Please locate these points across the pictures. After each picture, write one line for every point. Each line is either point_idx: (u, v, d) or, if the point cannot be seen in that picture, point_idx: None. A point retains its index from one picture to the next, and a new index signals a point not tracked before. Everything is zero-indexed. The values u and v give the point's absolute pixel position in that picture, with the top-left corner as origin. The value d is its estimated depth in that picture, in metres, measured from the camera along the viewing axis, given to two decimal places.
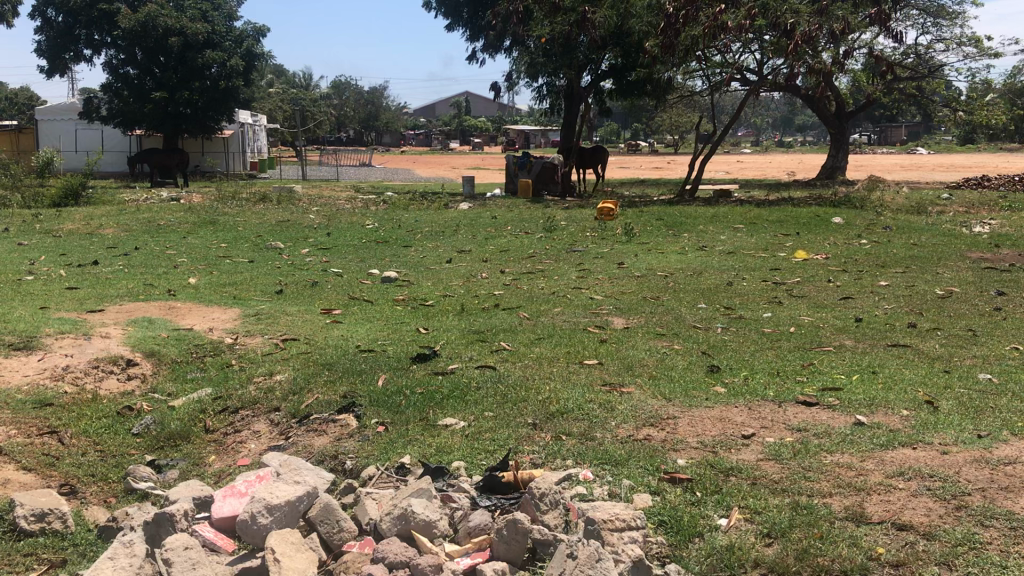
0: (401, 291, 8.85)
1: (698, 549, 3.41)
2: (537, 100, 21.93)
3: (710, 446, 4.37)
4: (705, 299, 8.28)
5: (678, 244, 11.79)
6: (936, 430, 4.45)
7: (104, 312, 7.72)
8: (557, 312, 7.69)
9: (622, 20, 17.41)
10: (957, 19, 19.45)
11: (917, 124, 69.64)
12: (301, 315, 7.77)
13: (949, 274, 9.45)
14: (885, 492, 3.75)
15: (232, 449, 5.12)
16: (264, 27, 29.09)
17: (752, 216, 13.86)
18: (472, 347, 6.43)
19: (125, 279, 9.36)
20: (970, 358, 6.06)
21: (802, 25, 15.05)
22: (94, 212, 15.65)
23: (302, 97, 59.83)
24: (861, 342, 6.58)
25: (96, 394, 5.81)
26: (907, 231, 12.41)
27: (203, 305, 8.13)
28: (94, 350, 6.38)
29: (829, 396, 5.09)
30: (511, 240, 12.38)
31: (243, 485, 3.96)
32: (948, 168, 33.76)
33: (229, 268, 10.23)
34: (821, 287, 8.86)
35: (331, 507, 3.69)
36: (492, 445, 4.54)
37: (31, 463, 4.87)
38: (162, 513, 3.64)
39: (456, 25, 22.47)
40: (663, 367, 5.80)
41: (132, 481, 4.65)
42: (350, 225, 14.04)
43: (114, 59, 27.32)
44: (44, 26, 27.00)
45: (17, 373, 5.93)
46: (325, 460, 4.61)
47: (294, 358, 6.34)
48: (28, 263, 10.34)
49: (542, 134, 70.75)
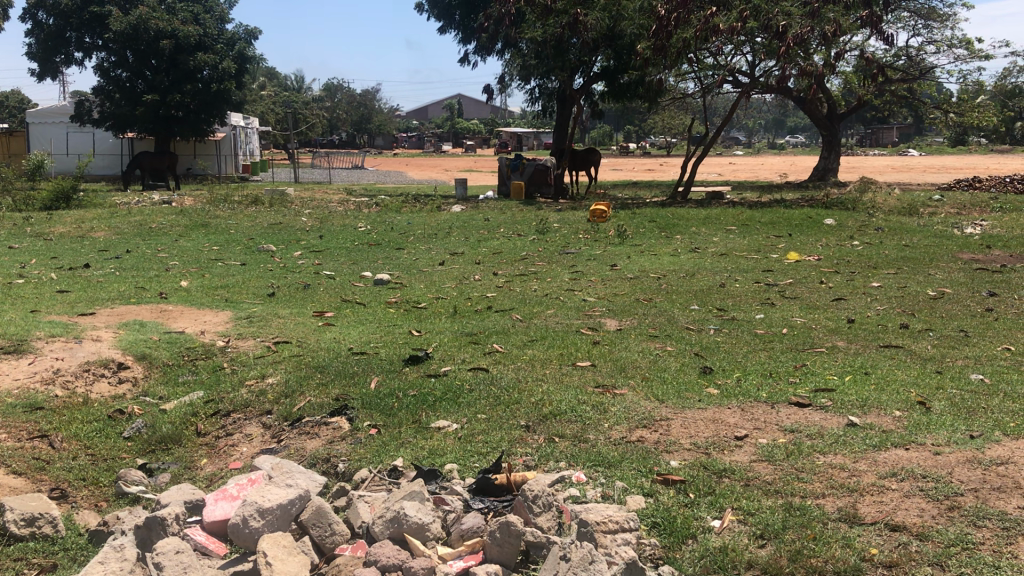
0: (394, 293, 8.84)
1: (693, 550, 3.41)
2: (529, 102, 21.89)
3: (702, 447, 4.38)
4: (698, 300, 8.31)
5: (671, 246, 11.81)
6: (929, 431, 4.46)
7: (96, 316, 7.67)
8: (549, 314, 7.70)
9: (614, 22, 17.47)
10: (948, 21, 19.55)
11: (908, 126, 70.06)
12: (294, 318, 7.74)
13: (940, 275, 9.51)
14: (879, 493, 3.76)
15: (224, 452, 5.10)
16: (256, 30, 29.10)
17: (744, 218, 13.90)
18: (464, 349, 6.44)
19: (116, 282, 9.31)
20: (963, 359, 6.08)
21: (794, 27, 15.12)
22: (85, 215, 15.59)
23: (294, 99, 59.84)
24: (854, 342, 6.60)
25: (86, 398, 5.78)
26: (898, 232, 12.49)
27: (195, 309, 8.07)
28: (84, 353, 6.33)
29: (822, 397, 5.11)
30: (504, 242, 12.37)
31: (234, 489, 3.94)
32: (940, 167, 35.22)
33: (221, 271, 10.21)
34: (813, 287, 8.90)
35: (323, 510, 3.66)
36: (485, 447, 4.54)
37: (21, 467, 4.83)
38: (153, 517, 3.63)
39: (448, 28, 22.48)
40: (656, 369, 5.80)
41: (124, 485, 4.62)
42: (342, 228, 14.02)
43: (105, 62, 27.12)
44: (35, 28, 26.82)
45: (7, 376, 5.89)
46: (317, 463, 4.59)
47: (285, 362, 6.31)
48: (20, 267, 10.26)
49: (535, 136, 70.94)
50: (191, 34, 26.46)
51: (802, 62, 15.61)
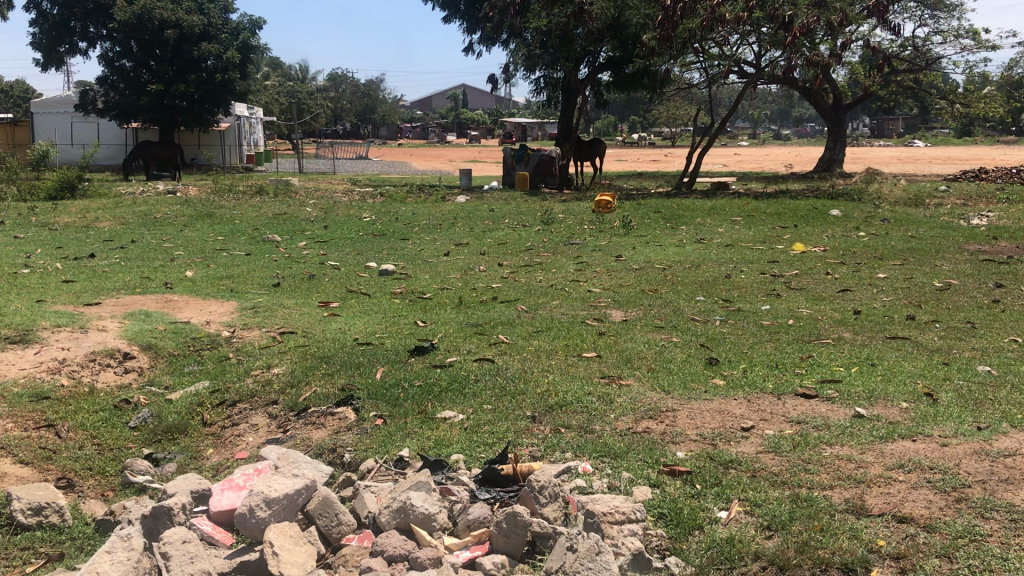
0: (399, 283, 8.86)
1: (699, 542, 3.40)
2: (535, 92, 21.86)
3: (709, 439, 4.37)
4: (705, 291, 8.28)
5: (676, 237, 11.79)
6: (936, 422, 4.45)
7: (102, 305, 7.71)
8: (555, 304, 7.69)
9: (619, 12, 17.46)
10: (954, 11, 19.36)
11: (914, 117, 69.55)
12: (299, 308, 7.73)
13: (946, 266, 9.46)
14: (886, 484, 3.75)
15: (230, 442, 5.10)
16: (260, 19, 29.10)
17: (751, 208, 13.86)
18: (470, 339, 6.44)
19: (121, 272, 9.33)
20: (970, 350, 6.05)
21: (801, 17, 15.01)
22: (90, 204, 15.61)
23: (297, 87, 59.66)
24: (859, 334, 6.58)
25: (92, 387, 5.79)
26: (904, 223, 12.44)
27: (201, 298, 8.10)
28: (90, 343, 6.36)
29: (828, 388, 5.09)
30: (508, 233, 12.32)
31: (241, 479, 3.96)
32: (927, 167, 28.49)
33: (226, 261, 10.19)
34: (819, 279, 8.86)
35: (329, 500, 3.67)
36: (491, 438, 4.53)
37: (28, 457, 4.86)
38: (159, 507, 3.61)
39: (452, 16, 22.31)
40: (662, 359, 5.80)
41: (130, 475, 4.63)
42: (348, 218, 14.04)
43: (109, 52, 27.03)
44: (38, 18, 26.71)
45: (13, 366, 5.91)
46: (324, 453, 4.60)
47: (291, 352, 6.32)
48: (25, 257, 10.27)
49: (538, 126, 71.03)
50: (196, 23, 26.49)
51: (808, 52, 15.44)
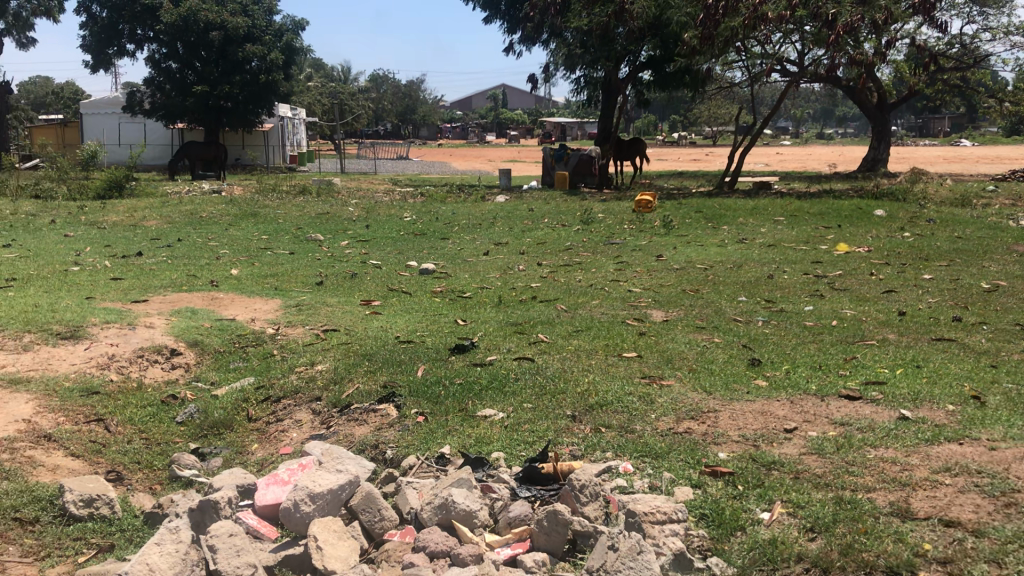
0: (439, 282, 8.95)
1: (740, 543, 3.40)
2: (574, 91, 21.84)
3: (751, 440, 4.36)
4: (746, 291, 8.20)
5: (718, 236, 11.69)
6: (984, 426, 4.36)
7: (149, 303, 7.94)
8: (594, 304, 7.71)
9: (660, 10, 17.20)
10: (1005, 6, 18.83)
11: (963, 115, 67.68)
12: (341, 307, 7.86)
13: (996, 268, 9.22)
14: (931, 488, 3.69)
15: (274, 438, 5.23)
16: (303, 20, 29.56)
17: (793, 208, 13.68)
18: (509, 338, 6.49)
19: (167, 270, 9.59)
20: (1019, 353, 5.91)
21: (845, 15, 14.76)
22: (137, 204, 16.03)
23: (339, 88, 60.44)
24: (905, 335, 6.47)
25: (141, 383, 5.99)
26: (952, 224, 12.15)
27: (245, 296, 8.30)
28: (139, 340, 6.57)
29: (872, 390, 5.02)
30: (547, 232, 12.35)
31: (286, 474, 4.08)
32: (975, 167, 27.63)
33: (270, 259, 10.40)
34: (863, 279, 8.71)
35: (373, 495, 3.76)
36: (532, 436, 4.58)
37: (79, 449, 5.04)
38: (207, 500, 3.74)
39: (492, 17, 22.39)
40: (703, 360, 5.78)
41: (177, 469, 4.79)
42: (388, 217, 14.22)
43: (156, 53, 27.72)
44: (88, 21, 27.50)
45: (65, 362, 6.14)
46: (366, 449, 4.69)
47: (334, 349, 6.44)
48: (77, 255, 10.61)
49: (577, 125, 70.83)
50: (241, 26, 27.02)
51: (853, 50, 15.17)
